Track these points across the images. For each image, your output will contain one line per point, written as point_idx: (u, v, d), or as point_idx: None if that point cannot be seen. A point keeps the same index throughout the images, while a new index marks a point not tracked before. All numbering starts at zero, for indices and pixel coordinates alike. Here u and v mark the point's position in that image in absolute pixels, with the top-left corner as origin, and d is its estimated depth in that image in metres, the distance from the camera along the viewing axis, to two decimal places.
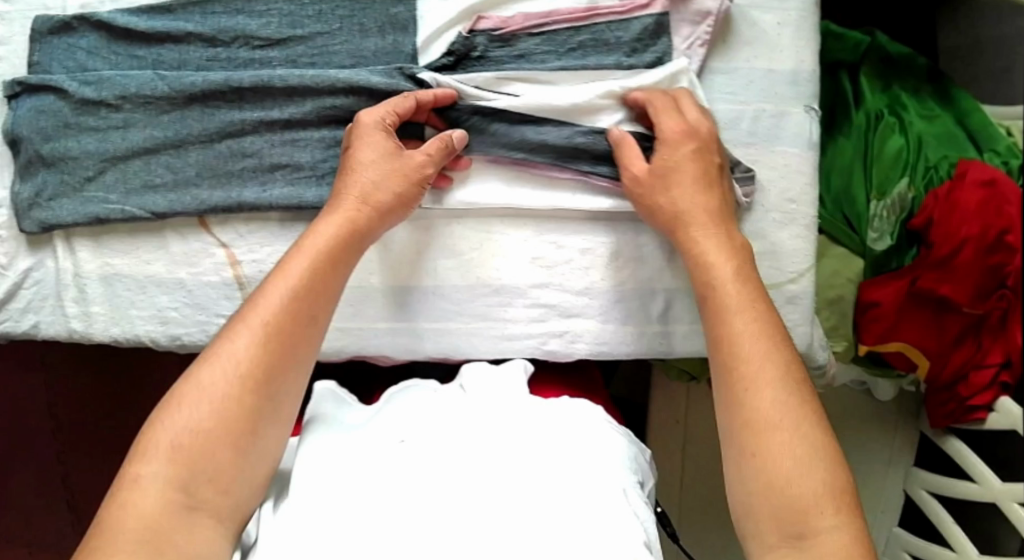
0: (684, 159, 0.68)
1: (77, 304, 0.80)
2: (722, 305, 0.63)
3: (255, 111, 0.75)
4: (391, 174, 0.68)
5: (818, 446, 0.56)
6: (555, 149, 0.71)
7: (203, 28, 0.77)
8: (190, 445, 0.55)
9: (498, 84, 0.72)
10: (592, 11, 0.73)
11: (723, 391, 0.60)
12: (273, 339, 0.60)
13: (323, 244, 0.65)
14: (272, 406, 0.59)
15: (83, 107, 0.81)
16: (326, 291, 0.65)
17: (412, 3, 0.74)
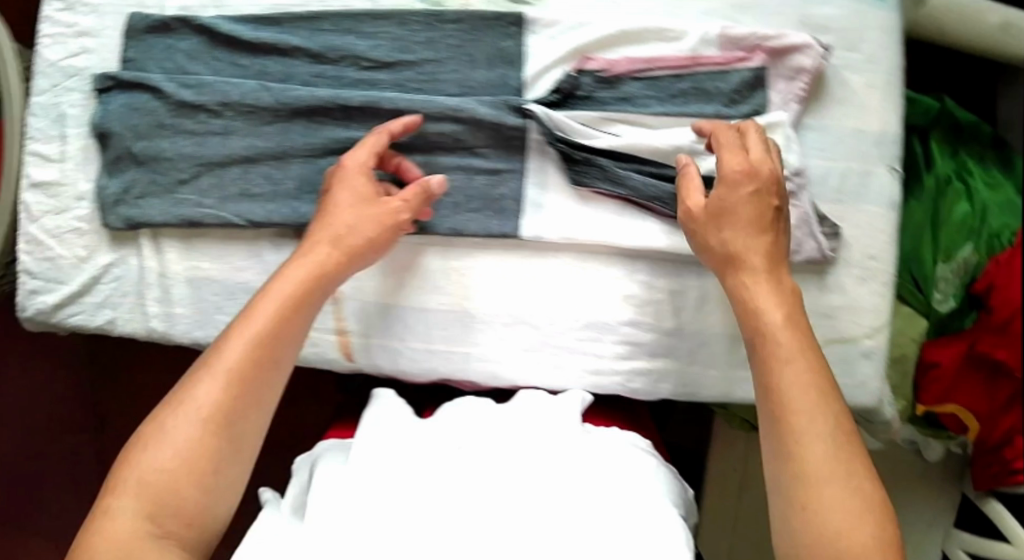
0: (741, 200, 0.67)
1: (159, 305, 0.83)
2: (770, 352, 0.61)
3: (362, 131, 0.78)
4: (365, 217, 0.70)
5: (870, 507, 0.54)
6: (654, 189, 0.74)
7: (311, 44, 0.78)
8: (165, 484, 0.57)
9: (602, 123, 0.75)
10: (695, 60, 0.75)
11: (773, 440, 0.58)
12: (239, 386, 0.61)
13: (288, 289, 0.66)
14: (232, 448, 0.60)
15: (180, 109, 0.82)
16: (291, 335, 0.65)
17: (521, 38, 0.76)
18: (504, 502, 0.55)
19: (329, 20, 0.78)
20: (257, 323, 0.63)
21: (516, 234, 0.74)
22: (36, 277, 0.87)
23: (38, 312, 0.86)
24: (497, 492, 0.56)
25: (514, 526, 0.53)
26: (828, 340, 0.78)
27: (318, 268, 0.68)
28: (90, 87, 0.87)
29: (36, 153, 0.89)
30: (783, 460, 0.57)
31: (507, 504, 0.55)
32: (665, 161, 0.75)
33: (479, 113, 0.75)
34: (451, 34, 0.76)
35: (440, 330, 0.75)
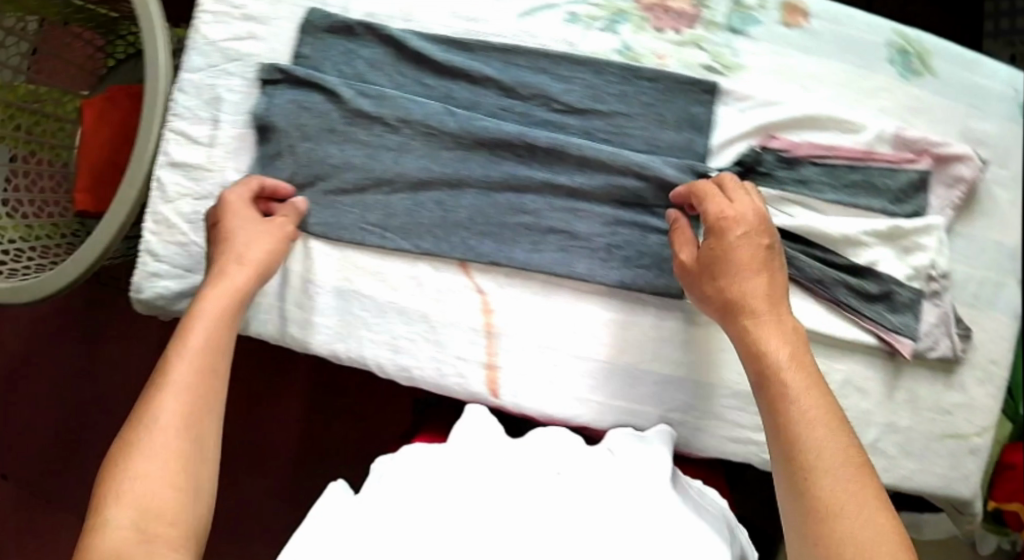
0: (733, 245, 0.71)
1: (301, 310, 0.84)
2: (777, 391, 0.65)
3: (542, 171, 0.79)
4: (258, 237, 0.79)
5: (885, 533, 0.56)
6: (820, 274, 0.78)
7: (503, 77, 0.80)
8: (145, 493, 0.61)
9: (779, 202, 0.78)
10: (870, 155, 0.78)
11: (785, 475, 0.62)
12: (194, 400, 0.68)
13: (207, 311, 0.74)
14: (196, 456, 0.66)
15: (355, 117, 0.82)
16: (223, 354, 0.73)
17: (713, 106, 0.78)
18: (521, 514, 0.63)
19: (525, 57, 0.80)
20: (193, 343, 0.71)
21: (680, 295, 0.79)
22: (163, 260, 0.88)
23: (161, 295, 0.87)
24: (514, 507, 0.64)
25: (525, 530, 0.62)
26: (945, 434, 0.82)
27: (240, 287, 0.76)
28: (252, 75, 0.86)
29: (177, 132, 0.87)
30: (797, 498, 0.60)
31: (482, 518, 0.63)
32: (830, 247, 0.78)
33: (663, 173, 0.77)
34: (645, 91, 0.78)
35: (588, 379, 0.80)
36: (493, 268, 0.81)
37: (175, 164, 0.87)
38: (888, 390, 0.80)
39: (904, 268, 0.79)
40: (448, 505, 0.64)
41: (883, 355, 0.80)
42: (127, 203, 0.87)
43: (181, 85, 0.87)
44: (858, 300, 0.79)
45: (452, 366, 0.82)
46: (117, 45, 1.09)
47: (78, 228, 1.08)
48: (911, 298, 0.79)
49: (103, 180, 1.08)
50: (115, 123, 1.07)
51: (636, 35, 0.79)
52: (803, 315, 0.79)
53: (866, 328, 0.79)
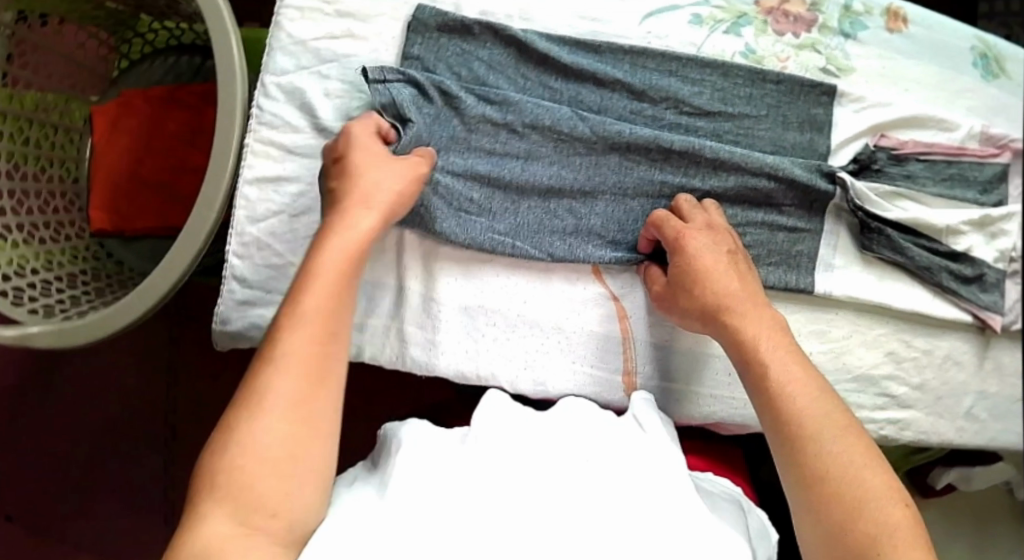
0: (719, 254, 0.75)
1: (423, 330, 0.78)
2: (761, 375, 0.71)
3: (675, 174, 0.79)
4: (399, 175, 0.72)
5: (880, 489, 0.64)
6: (925, 260, 0.83)
7: (631, 79, 0.80)
8: (245, 482, 0.60)
9: (892, 197, 0.82)
10: (963, 150, 0.85)
11: (784, 456, 0.68)
12: (311, 367, 0.65)
13: (332, 261, 0.68)
14: (313, 428, 0.63)
15: (479, 125, 0.78)
16: (343, 307, 0.68)
17: (830, 108, 0.82)
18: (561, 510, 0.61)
19: (653, 59, 0.80)
20: (308, 308, 0.66)
21: (809, 289, 0.81)
22: (248, 285, 0.79)
23: (245, 326, 0.79)
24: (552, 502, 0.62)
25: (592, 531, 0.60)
26: None
27: (363, 235, 0.70)
28: (352, 79, 0.80)
29: (267, 142, 0.79)
30: (800, 473, 0.66)
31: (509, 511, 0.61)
32: (934, 236, 0.84)
33: (791, 172, 0.79)
34: (771, 92, 0.81)
35: (718, 377, 0.81)
36: (625, 273, 0.80)
37: (263, 179, 0.79)
38: (980, 362, 0.87)
39: (992, 251, 0.85)
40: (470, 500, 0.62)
41: (976, 330, 0.86)
42: (205, 226, 0.76)
43: (267, 90, 0.79)
44: (957, 283, 0.84)
45: (587, 376, 0.79)
46: (131, 43, 0.99)
47: (97, 250, 0.94)
48: (998, 278, 0.85)
49: (121, 192, 0.94)
50: (133, 130, 0.94)
51: (759, 37, 0.82)
52: (914, 300, 0.83)
53: (963, 308, 0.85)
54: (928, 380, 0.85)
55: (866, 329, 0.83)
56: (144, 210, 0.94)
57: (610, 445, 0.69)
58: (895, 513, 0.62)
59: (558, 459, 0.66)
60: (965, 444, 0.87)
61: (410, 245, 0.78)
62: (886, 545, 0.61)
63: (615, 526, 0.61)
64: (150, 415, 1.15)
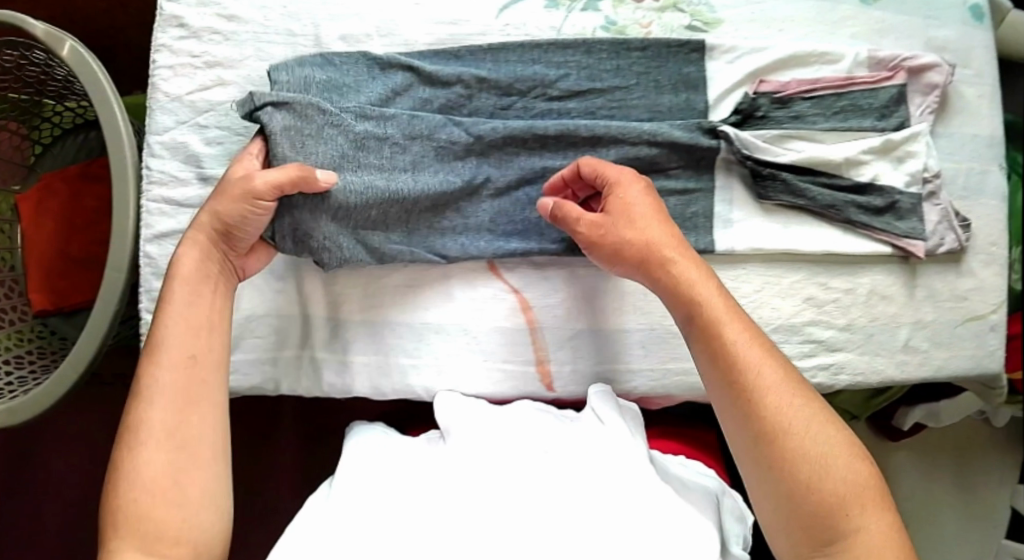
0: (653, 214, 0.74)
1: (333, 355, 0.79)
2: (713, 333, 0.70)
3: (556, 158, 0.79)
4: (225, 198, 0.70)
5: (839, 450, 0.65)
6: (831, 197, 0.82)
7: (494, 75, 0.79)
8: (146, 515, 0.62)
9: (782, 140, 0.81)
10: (850, 80, 0.83)
11: (743, 419, 0.67)
12: (180, 393, 0.66)
13: (183, 279, 0.70)
14: (191, 450, 0.65)
15: (363, 141, 0.75)
16: (205, 331, 0.69)
17: (702, 64, 0.81)
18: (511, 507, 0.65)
19: (513, 50, 0.79)
20: (170, 336, 0.68)
21: (710, 249, 0.80)
22: None
23: None
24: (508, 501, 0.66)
25: (548, 529, 0.64)
26: (966, 318, 0.88)
27: (202, 251, 0.71)
28: (228, 123, 0.81)
29: (160, 200, 0.81)
30: (757, 428, 0.66)
31: (492, 522, 0.64)
32: (835, 172, 0.82)
33: (668, 131, 0.79)
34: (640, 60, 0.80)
35: (632, 350, 0.80)
36: (521, 264, 0.80)
37: (162, 236, 0.81)
38: (908, 292, 0.86)
39: (902, 176, 0.84)
40: (456, 511, 0.66)
41: (900, 260, 0.85)
42: (115, 288, 0.80)
43: (152, 149, 0.80)
44: (868, 216, 0.83)
45: (501, 372, 0.79)
46: (41, 129, 1.00)
47: (41, 331, 0.97)
48: (912, 204, 0.84)
49: (56, 272, 0.97)
50: (57, 212, 0.98)
51: (617, 9, 0.81)
52: (823, 241, 0.82)
53: (881, 239, 0.84)
54: (855, 318, 0.84)
55: (777, 278, 0.82)
56: (80, 287, 0.98)
57: (564, 441, 0.71)
58: (856, 473, 0.64)
59: (517, 455, 0.69)
60: (915, 378, 0.87)
61: (307, 276, 0.79)
62: (851, 503, 0.63)
63: (564, 526, 0.64)
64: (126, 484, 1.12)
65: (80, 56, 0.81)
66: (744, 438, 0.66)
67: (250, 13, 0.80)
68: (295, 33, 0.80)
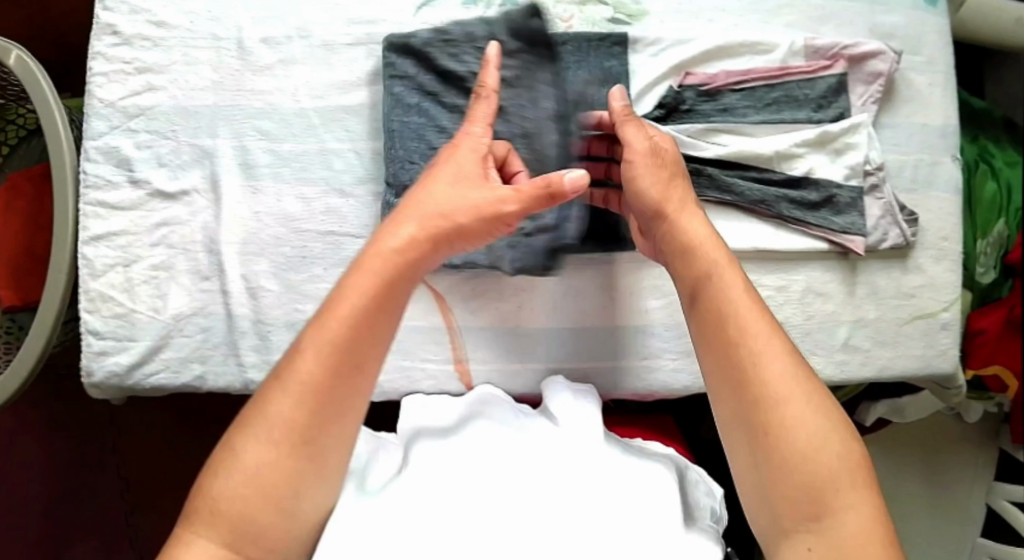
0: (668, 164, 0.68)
1: (258, 353, 0.81)
2: (707, 286, 0.61)
3: None
4: (461, 184, 0.61)
5: (835, 424, 0.54)
6: (759, 192, 0.80)
7: (405, 83, 0.79)
8: (246, 515, 0.50)
9: (708, 134, 0.79)
10: (784, 70, 0.80)
11: (732, 388, 0.57)
12: (343, 369, 0.53)
13: (391, 260, 0.56)
14: (336, 441, 0.53)
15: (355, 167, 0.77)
16: (381, 326, 0.55)
17: (625, 58, 0.79)
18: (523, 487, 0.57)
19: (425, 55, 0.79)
20: (341, 311, 0.54)
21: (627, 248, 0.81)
22: (103, 336, 0.81)
23: (108, 376, 0.81)
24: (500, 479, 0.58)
25: (563, 530, 0.54)
26: (913, 316, 0.84)
27: (425, 236, 0.58)
28: (157, 127, 0.82)
29: (95, 204, 0.82)
30: (744, 391, 0.56)
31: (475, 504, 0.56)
32: (765, 165, 0.80)
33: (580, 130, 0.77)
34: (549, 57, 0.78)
35: (552, 347, 0.82)
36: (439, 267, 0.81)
37: (99, 238, 0.81)
38: (847, 291, 0.83)
39: (840, 169, 0.81)
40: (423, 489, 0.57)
41: (838, 256, 0.83)
42: (58, 290, 0.82)
43: (87, 154, 0.81)
44: (802, 210, 0.81)
45: (422, 372, 0.80)
46: (6, 131, 1.04)
47: (9, 326, 1.01)
48: (852, 197, 0.81)
49: (23, 270, 1.01)
50: (22, 212, 1.01)
51: None
52: (753, 237, 0.80)
53: (816, 235, 0.81)
54: (789, 315, 0.81)
55: None
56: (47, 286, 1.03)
57: (546, 435, 0.63)
58: (849, 449, 0.54)
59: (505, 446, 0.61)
60: (857, 380, 0.83)
61: (233, 274, 0.81)
62: (833, 485, 0.53)
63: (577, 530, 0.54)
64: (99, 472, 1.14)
65: (19, 58, 0.83)
66: (728, 404, 0.57)
67: (178, 18, 0.82)
68: (219, 38, 0.82)
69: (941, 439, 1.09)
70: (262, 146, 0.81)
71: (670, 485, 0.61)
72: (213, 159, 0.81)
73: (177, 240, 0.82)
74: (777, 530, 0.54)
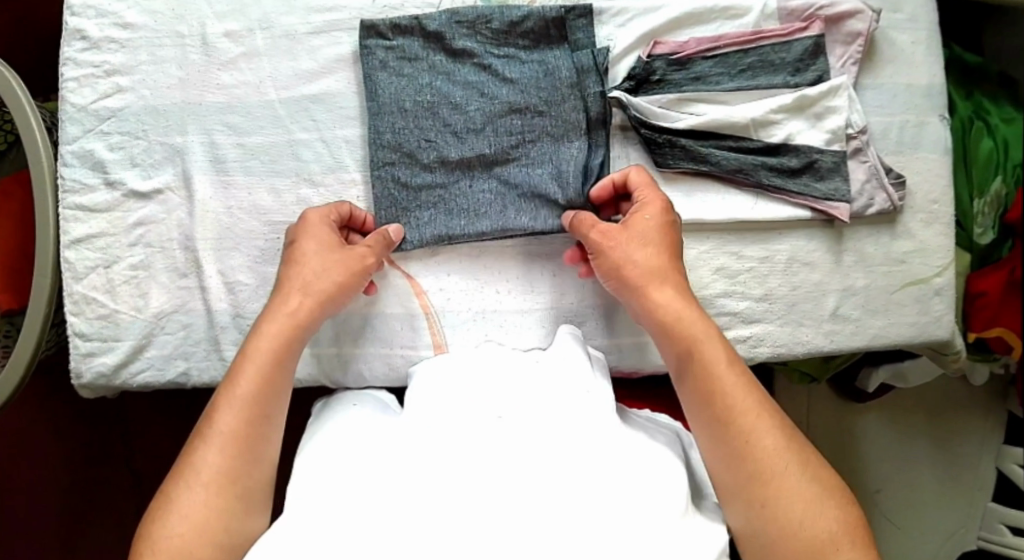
0: (653, 225, 0.71)
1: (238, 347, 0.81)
2: (705, 362, 0.64)
3: (481, 117, 0.78)
4: (332, 262, 0.71)
5: (827, 490, 0.60)
6: (736, 162, 0.78)
7: (401, 63, 0.78)
8: (184, 552, 0.58)
9: (681, 105, 0.79)
10: (758, 34, 0.79)
11: (732, 474, 0.60)
12: (251, 417, 0.63)
13: (284, 320, 0.67)
14: (251, 469, 0.62)
15: (378, 140, 0.78)
16: (284, 368, 0.66)
17: (591, 29, 0.79)
18: (490, 464, 0.58)
19: (417, 33, 0.78)
20: (248, 368, 0.64)
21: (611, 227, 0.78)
22: (88, 339, 0.81)
23: (95, 377, 0.82)
24: (469, 464, 0.58)
25: (525, 499, 0.56)
26: (904, 283, 0.81)
27: (302, 296, 0.69)
28: (130, 128, 0.82)
29: (74, 207, 0.82)
30: (739, 468, 0.60)
31: (466, 506, 0.56)
32: (743, 134, 0.78)
33: (587, 90, 0.78)
34: (545, 23, 0.78)
35: (533, 329, 0.79)
36: (414, 255, 0.79)
37: (80, 241, 0.81)
38: (836, 258, 0.80)
39: (821, 134, 0.79)
40: (412, 507, 0.56)
41: (822, 224, 0.80)
42: (44, 294, 0.82)
43: (63, 159, 0.82)
44: (783, 178, 0.78)
45: (402, 358, 0.78)
46: None
47: (9, 329, 0.94)
48: (835, 161, 0.79)
49: (20, 272, 0.94)
50: (14, 215, 0.94)
51: None
52: (729, 209, 0.78)
53: (799, 203, 0.79)
54: (774, 286, 0.79)
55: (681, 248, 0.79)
56: None
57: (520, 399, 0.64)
58: (843, 512, 0.59)
59: (465, 431, 0.61)
60: (847, 350, 0.81)
61: (210, 270, 0.81)
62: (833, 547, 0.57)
63: (542, 497, 0.56)
64: (109, 474, 1.14)
65: None
66: (730, 483, 0.60)
67: (142, 18, 0.82)
68: (183, 35, 0.82)
69: (949, 404, 1.06)
70: (230, 140, 0.82)
71: (673, 462, 0.62)
72: (184, 156, 0.82)
73: (155, 238, 0.82)
74: None
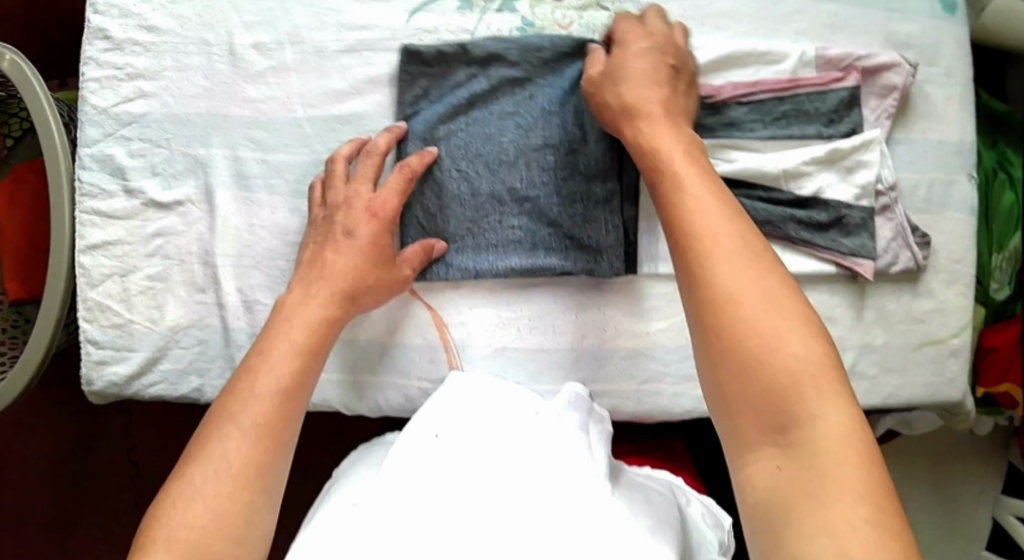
0: (634, 56, 0.71)
1: None
2: (697, 240, 0.56)
3: (515, 151, 0.77)
4: (366, 262, 0.72)
5: (805, 336, 0.51)
6: (765, 214, 0.77)
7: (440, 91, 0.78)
8: (199, 540, 0.53)
9: (714, 150, 0.77)
10: (795, 82, 0.78)
11: (705, 334, 0.53)
12: (281, 417, 0.61)
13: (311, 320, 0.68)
14: (274, 463, 0.59)
15: None
16: (308, 373, 0.65)
17: None
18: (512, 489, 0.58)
19: (458, 61, 0.78)
20: (274, 366, 0.63)
21: (632, 271, 0.78)
22: (102, 347, 0.81)
23: (106, 386, 0.81)
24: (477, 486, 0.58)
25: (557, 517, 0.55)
26: (922, 342, 0.81)
27: (329, 303, 0.69)
28: (153, 134, 0.81)
29: (91, 213, 0.80)
30: (711, 337, 0.53)
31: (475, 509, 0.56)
32: (773, 184, 0.78)
33: None
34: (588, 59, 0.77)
35: (549, 368, 0.79)
36: (433, 283, 0.78)
37: (96, 247, 0.80)
38: (857, 314, 0.80)
39: (851, 188, 0.78)
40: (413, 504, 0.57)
41: (846, 279, 0.80)
42: (56, 299, 0.81)
43: (81, 162, 0.80)
44: (811, 232, 0.78)
45: (418, 390, 0.78)
46: (7, 124, 0.95)
47: (16, 319, 0.93)
48: (864, 217, 0.78)
49: (32, 265, 0.93)
50: (26, 207, 0.93)
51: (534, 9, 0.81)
52: None
53: (824, 257, 0.79)
54: None
55: None
56: None
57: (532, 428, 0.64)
58: (822, 361, 0.50)
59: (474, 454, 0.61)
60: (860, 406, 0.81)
61: (229, 285, 0.80)
62: (806, 388, 0.49)
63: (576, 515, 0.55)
64: (108, 468, 1.13)
65: (11, 59, 0.79)
66: (701, 345, 0.53)
67: (168, 22, 0.80)
68: (210, 44, 0.80)
69: (948, 450, 1.08)
70: (254, 156, 0.80)
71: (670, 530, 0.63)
72: (207, 169, 0.80)
73: (173, 249, 0.81)
74: (742, 445, 0.51)
